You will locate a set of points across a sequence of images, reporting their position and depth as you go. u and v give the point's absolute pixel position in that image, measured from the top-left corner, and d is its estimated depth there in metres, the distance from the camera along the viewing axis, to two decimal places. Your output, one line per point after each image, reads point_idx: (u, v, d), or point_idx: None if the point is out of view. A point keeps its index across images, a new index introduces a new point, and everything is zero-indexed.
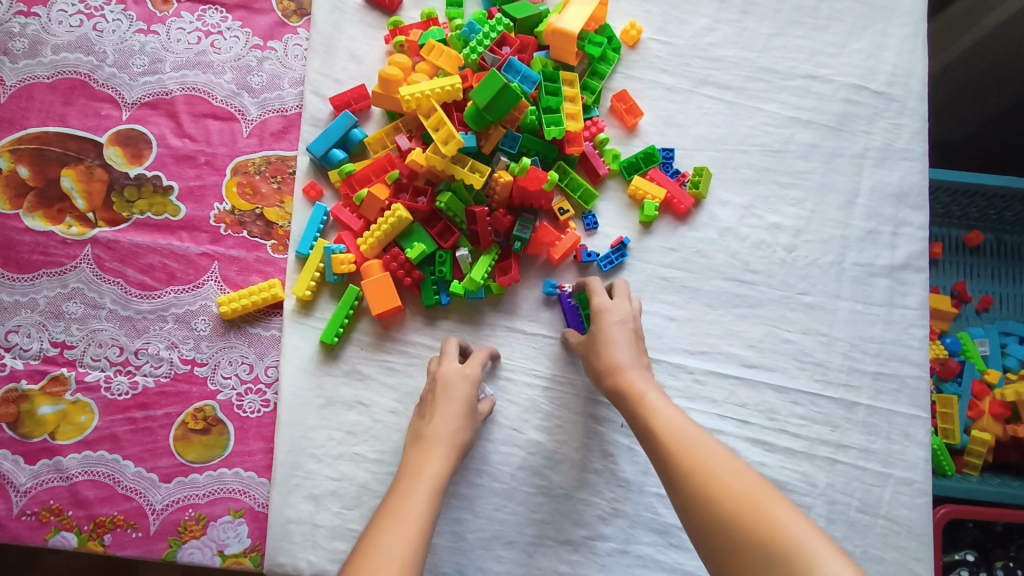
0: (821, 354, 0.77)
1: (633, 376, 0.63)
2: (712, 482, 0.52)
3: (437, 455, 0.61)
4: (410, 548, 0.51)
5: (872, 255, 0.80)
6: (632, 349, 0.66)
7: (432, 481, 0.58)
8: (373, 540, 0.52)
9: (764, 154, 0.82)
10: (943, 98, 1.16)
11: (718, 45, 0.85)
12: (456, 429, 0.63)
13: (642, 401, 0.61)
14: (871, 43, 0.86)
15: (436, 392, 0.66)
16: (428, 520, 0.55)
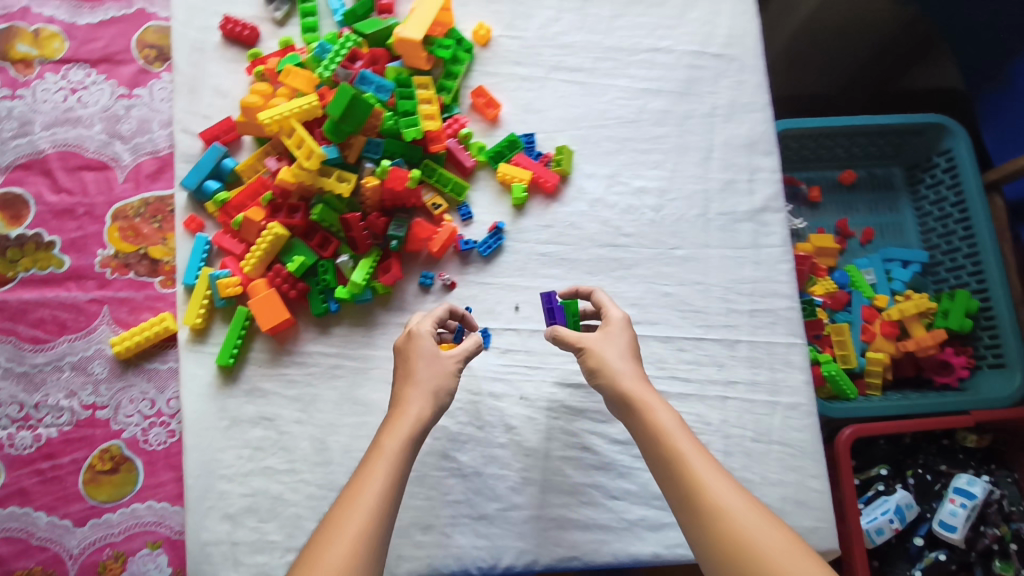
0: (699, 302, 0.81)
1: (646, 391, 0.62)
2: (733, 521, 0.52)
3: (397, 416, 0.60)
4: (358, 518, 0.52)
5: (733, 203, 0.85)
6: (634, 360, 0.66)
7: (391, 443, 0.57)
8: (332, 516, 0.53)
9: (621, 126, 0.86)
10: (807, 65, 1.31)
11: (564, 33, 0.89)
12: (420, 385, 0.62)
13: (658, 422, 0.60)
14: (705, 11, 0.91)
15: (400, 355, 0.65)
16: (385, 483, 0.54)
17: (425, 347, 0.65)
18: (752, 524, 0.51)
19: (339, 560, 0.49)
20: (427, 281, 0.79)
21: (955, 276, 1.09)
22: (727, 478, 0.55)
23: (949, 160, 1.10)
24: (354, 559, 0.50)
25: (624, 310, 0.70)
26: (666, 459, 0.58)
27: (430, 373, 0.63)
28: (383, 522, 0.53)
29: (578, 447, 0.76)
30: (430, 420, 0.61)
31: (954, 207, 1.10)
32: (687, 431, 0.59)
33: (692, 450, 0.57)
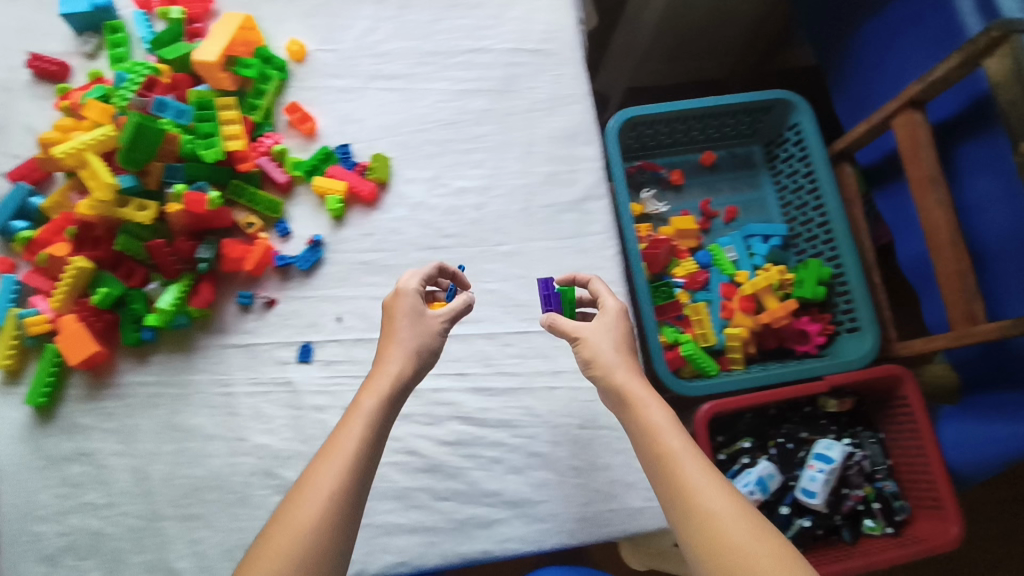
0: (523, 296, 0.82)
1: (638, 388, 0.61)
2: (718, 531, 0.51)
3: (379, 376, 0.61)
4: (335, 474, 0.53)
5: (556, 195, 0.85)
6: (625, 353, 0.65)
7: (368, 402, 0.58)
8: (311, 472, 0.54)
9: (442, 128, 0.86)
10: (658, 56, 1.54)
11: (383, 41, 0.89)
12: (402, 345, 0.63)
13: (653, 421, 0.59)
14: (523, 8, 0.91)
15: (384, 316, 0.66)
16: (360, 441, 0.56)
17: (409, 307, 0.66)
18: (741, 534, 0.50)
19: (314, 515, 0.51)
20: (244, 300, 0.78)
21: (812, 246, 1.12)
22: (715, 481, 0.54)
23: (797, 134, 1.12)
24: (330, 512, 0.52)
25: (620, 301, 0.69)
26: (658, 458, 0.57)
27: (410, 333, 0.64)
28: (359, 476, 0.55)
29: (405, 452, 0.76)
30: (411, 378, 0.62)
31: (804, 179, 1.12)
32: (681, 429, 0.58)
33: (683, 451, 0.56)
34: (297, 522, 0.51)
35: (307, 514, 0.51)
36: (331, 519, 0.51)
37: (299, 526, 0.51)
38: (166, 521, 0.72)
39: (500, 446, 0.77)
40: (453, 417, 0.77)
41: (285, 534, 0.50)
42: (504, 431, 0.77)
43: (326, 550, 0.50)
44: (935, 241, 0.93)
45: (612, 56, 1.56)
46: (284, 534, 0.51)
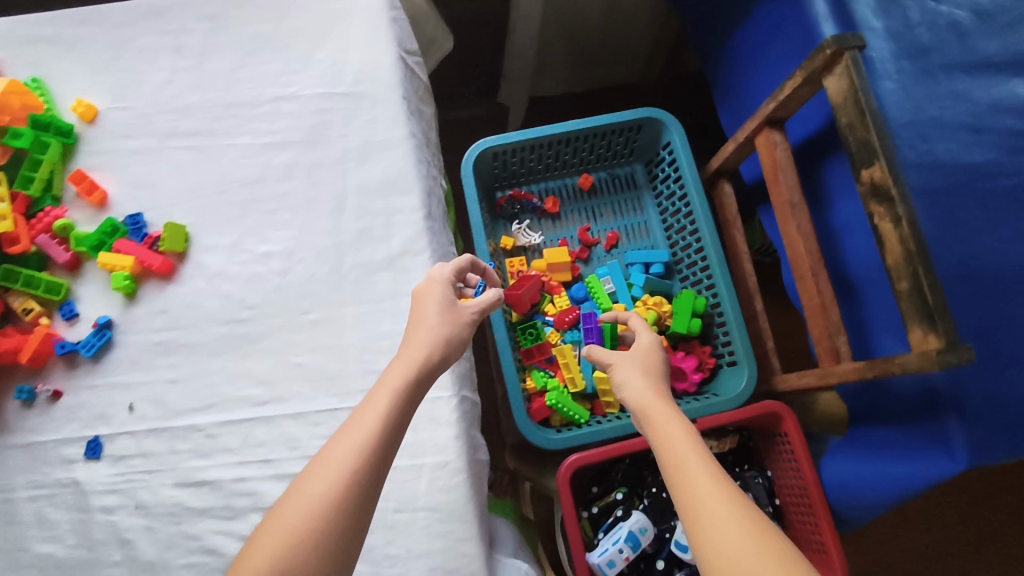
0: (334, 367, 0.75)
1: (660, 400, 0.63)
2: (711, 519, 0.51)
3: (407, 356, 0.62)
4: (353, 447, 0.54)
5: (369, 253, 0.78)
6: (653, 374, 0.69)
7: (391, 381, 0.59)
8: (327, 451, 0.55)
9: (244, 188, 0.80)
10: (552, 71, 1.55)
11: (180, 95, 0.82)
12: (429, 331, 0.65)
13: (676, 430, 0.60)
14: (334, 48, 0.85)
15: (416, 307, 0.69)
16: (383, 418, 0.56)
17: (433, 298, 0.68)
18: (742, 537, 0.49)
19: (324, 490, 0.52)
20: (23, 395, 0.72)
21: (694, 272, 1.05)
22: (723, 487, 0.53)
23: (670, 154, 1.05)
24: (340, 488, 0.52)
25: (654, 333, 0.75)
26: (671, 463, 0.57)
27: (434, 322, 0.66)
28: (380, 452, 0.55)
29: (203, 552, 0.69)
30: (434, 365, 0.63)
31: (680, 202, 1.05)
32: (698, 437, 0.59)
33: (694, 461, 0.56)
34: (306, 498, 0.51)
35: (318, 489, 0.52)
36: (341, 495, 0.52)
37: (308, 503, 0.51)
38: None
39: None
40: (255, 509, 0.70)
41: (291, 512, 0.51)
42: None
43: (334, 527, 0.51)
44: (799, 269, 0.87)
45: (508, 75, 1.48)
46: (291, 512, 0.51)
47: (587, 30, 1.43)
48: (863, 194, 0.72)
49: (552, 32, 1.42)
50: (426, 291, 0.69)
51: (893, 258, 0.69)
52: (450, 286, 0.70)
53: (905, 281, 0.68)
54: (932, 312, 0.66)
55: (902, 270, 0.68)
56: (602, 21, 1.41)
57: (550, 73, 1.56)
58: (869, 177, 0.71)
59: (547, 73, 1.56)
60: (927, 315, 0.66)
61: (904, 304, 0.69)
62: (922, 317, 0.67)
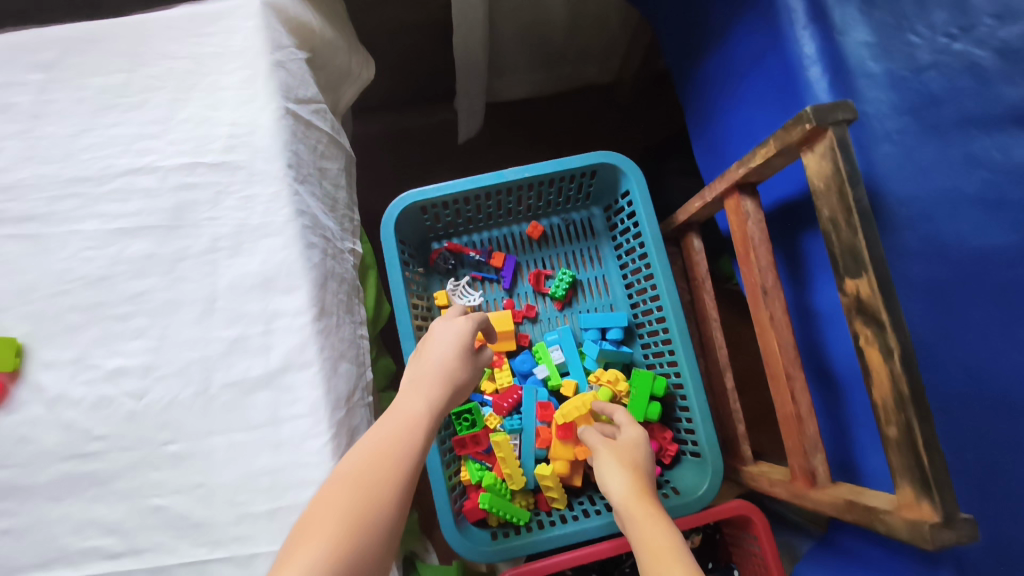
0: (203, 512, 0.62)
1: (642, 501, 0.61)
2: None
3: (441, 371, 0.64)
4: (401, 450, 0.55)
5: (245, 367, 0.65)
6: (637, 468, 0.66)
7: (429, 392, 0.61)
8: (372, 443, 0.55)
9: (88, 287, 0.66)
10: (511, 86, 1.36)
11: (6, 169, 0.68)
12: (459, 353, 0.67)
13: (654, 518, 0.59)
14: (200, 105, 0.70)
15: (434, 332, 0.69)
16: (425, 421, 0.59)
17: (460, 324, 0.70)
18: None
19: (375, 480, 0.52)
20: None
21: (655, 342, 0.91)
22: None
23: (629, 205, 0.91)
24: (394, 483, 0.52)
25: (641, 429, 0.72)
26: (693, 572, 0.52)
27: (456, 344, 0.67)
28: (420, 449, 0.56)
29: None
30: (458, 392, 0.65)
31: (640, 260, 0.91)
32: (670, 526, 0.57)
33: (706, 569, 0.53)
34: (361, 487, 0.51)
35: (375, 487, 0.51)
36: (395, 489, 0.52)
37: (365, 492, 0.51)
38: None
39: None
40: None
41: (345, 497, 0.50)
42: None
43: (380, 526, 0.50)
44: (771, 367, 0.73)
45: (462, 81, 1.23)
46: (344, 506, 0.49)
47: (548, 38, 1.23)
48: (847, 308, 0.59)
49: (509, 41, 1.22)
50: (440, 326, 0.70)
51: (881, 396, 0.57)
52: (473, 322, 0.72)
53: (895, 427, 0.56)
54: (926, 477, 0.53)
55: (892, 414, 0.56)
56: (564, 25, 1.20)
57: (509, 87, 1.36)
58: (854, 289, 0.58)
59: (507, 87, 1.36)
60: (921, 476, 0.54)
61: (892, 454, 0.56)
62: (914, 479, 0.54)
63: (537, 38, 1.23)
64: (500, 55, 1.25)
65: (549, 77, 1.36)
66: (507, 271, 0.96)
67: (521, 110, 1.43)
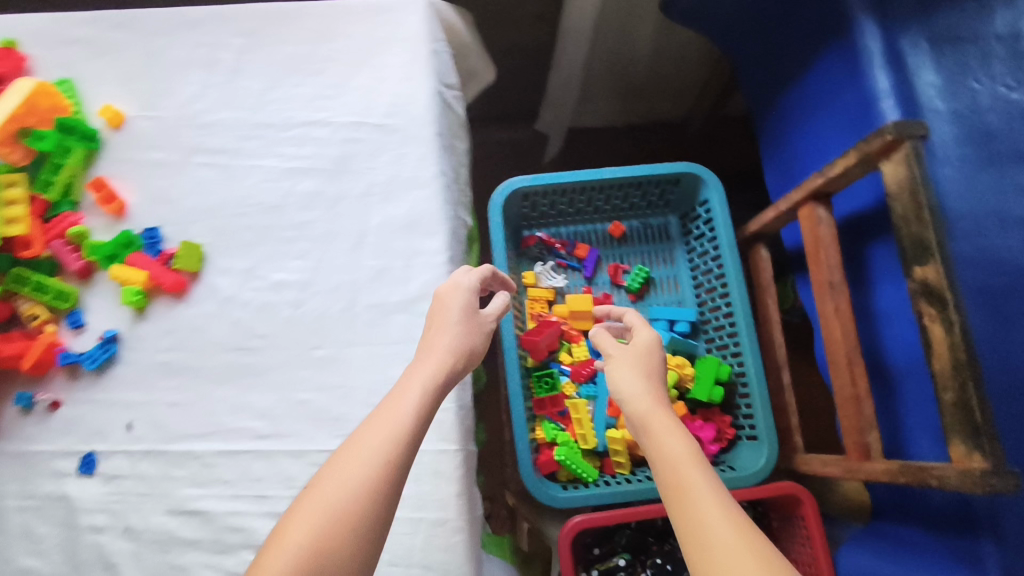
0: (340, 409, 0.72)
1: (663, 417, 0.60)
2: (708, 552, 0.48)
3: (433, 357, 0.64)
4: (379, 450, 0.55)
5: (386, 292, 0.76)
6: (652, 377, 0.66)
7: (420, 378, 0.62)
8: (357, 438, 0.56)
9: (263, 213, 0.78)
10: (590, 108, 1.50)
11: (209, 110, 0.81)
12: (452, 336, 0.67)
13: (676, 446, 0.56)
14: (370, 77, 0.83)
15: (434, 313, 0.69)
16: (412, 411, 0.58)
17: (465, 290, 0.71)
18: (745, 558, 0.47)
19: (352, 477, 0.53)
20: (22, 401, 0.70)
21: (720, 336, 1.01)
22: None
23: (707, 213, 1.02)
24: (372, 477, 0.54)
25: (652, 332, 0.71)
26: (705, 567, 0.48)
27: (454, 328, 0.68)
28: (409, 439, 0.57)
29: None
30: (456, 370, 0.65)
31: (714, 262, 1.02)
32: (702, 459, 0.55)
33: (735, 544, 0.48)
34: (342, 482, 0.53)
35: (338, 494, 0.52)
36: (371, 486, 0.53)
37: (345, 491, 0.52)
38: None
39: None
40: (245, 546, 0.68)
41: (326, 497, 0.52)
42: None
43: (364, 520, 0.52)
44: (834, 354, 0.82)
45: (552, 96, 1.40)
46: (315, 511, 0.51)
47: (633, 71, 1.38)
48: (913, 292, 0.69)
49: (601, 69, 1.36)
50: (449, 293, 0.71)
51: (940, 365, 0.66)
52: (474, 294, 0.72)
53: (952, 392, 0.64)
54: (978, 429, 0.62)
55: (949, 379, 0.65)
56: (649, 58, 1.34)
57: (589, 110, 1.50)
58: (921, 275, 0.68)
59: (587, 110, 1.50)
60: (973, 431, 0.62)
61: (948, 415, 0.65)
62: (967, 433, 0.63)
63: (624, 69, 1.37)
64: (590, 81, 1.40)
65: (626, 107, 1.50)
66: (589, 262, 1.07)
67: (594, 132, 1.57)
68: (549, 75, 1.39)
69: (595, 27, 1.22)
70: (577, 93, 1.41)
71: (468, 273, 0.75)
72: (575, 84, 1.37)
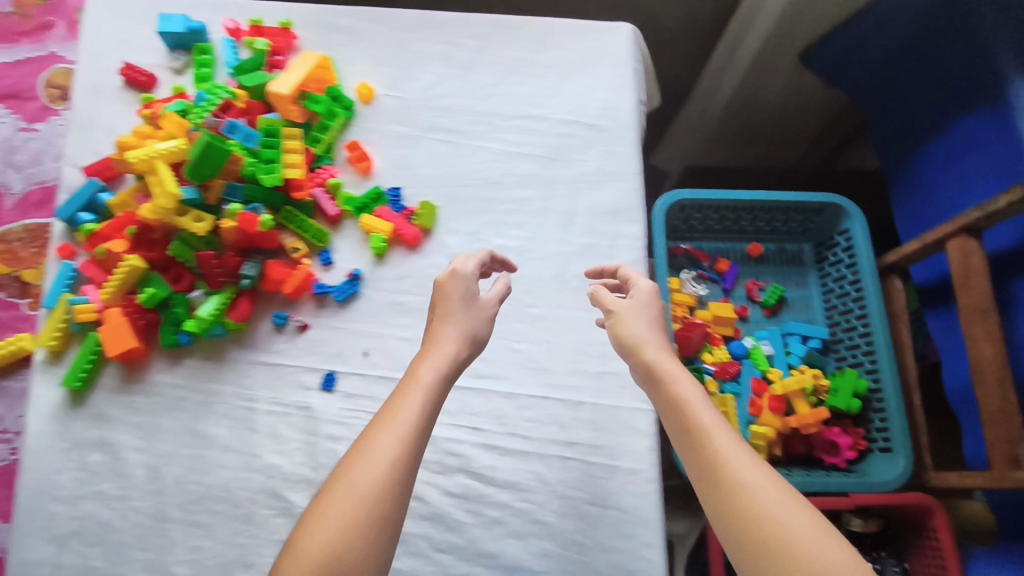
0: (547, 360, 0.82)
1: (674, 372, 0.62)
2: (748, 500, 0.52)
3: (437, 352, 0.63)
4: (391, 454, 0.54)
5: (591, 266, 0.87)
6: (656, 331, 0.67)
7: (427, 372, 0.60)
8: (367, 437, 0.55)
9: (488, 186, 0.89)
10: (711, 146, 1.55)
11: (445, 95, 0.93)
12: (454, 328, 0.65)
13: (687, 409, 0.59)
14: (583, 83, 0.95)
15: (436, 305, 0.68)
16: (419, 413, 0.57)
17: (468, 275, 0.70)
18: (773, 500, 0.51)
19: (366, 484, 0.52)
20: (279, 320, 0.81)
21: (853, 354, 1.09)
22: (825, 531, 0.50)
23: (847, 240, 1.10)
24: (386, 482, 0.52)
25: (651, 281, 0.72)
26: (732, 520, 0.52)
27: (455, 322, 0.66)
28: (418, 440, 0.56)
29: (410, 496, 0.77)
30: (462, 361, 0.64)
31: (851, 286, 1.10)
32: (710, 404, 0.59)
33: (749, 475, 0.53)
34: (354, 489, 0.51)
35: (356, 498, 0.51)
36: (383, 489, 0.52)
37: (357, 495, 0.51)
38: (172, 524, 0.74)
39: (505, 508, 0.76)
40: (462, 470, 0.78)
41: (340, 503, 0.51)
42: (509, 493, 0.77)
43: (383, 528, 0.51)
44: (980, 373, 0.90)
45: (685, 122, 1.53)
46: (331, 516, 0.50)
47: (767, 115, 1.46)
48: None
49: (742, 109, 1.44)
50: (452, 279, 0.70)
51: None
52: (472, 280, 0.70)
53: None
54: None
55: None
56: (783, 104, 1.43)
57: (709, 148, 1.56)
58: None
59: (707, 147, 1.56)
60: None
61: None
62: None
63: (760, 112, 1.45)
64: (727, 119, 1.46)
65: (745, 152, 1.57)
66: (728, 276, 1.17)
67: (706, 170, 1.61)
68: (687, 105, 1.52)
69: (753, 63, 1.31)
70: (711, 124, 1.48)
71: (467, 260, 0.73)
72: (715, 111, 1.45)
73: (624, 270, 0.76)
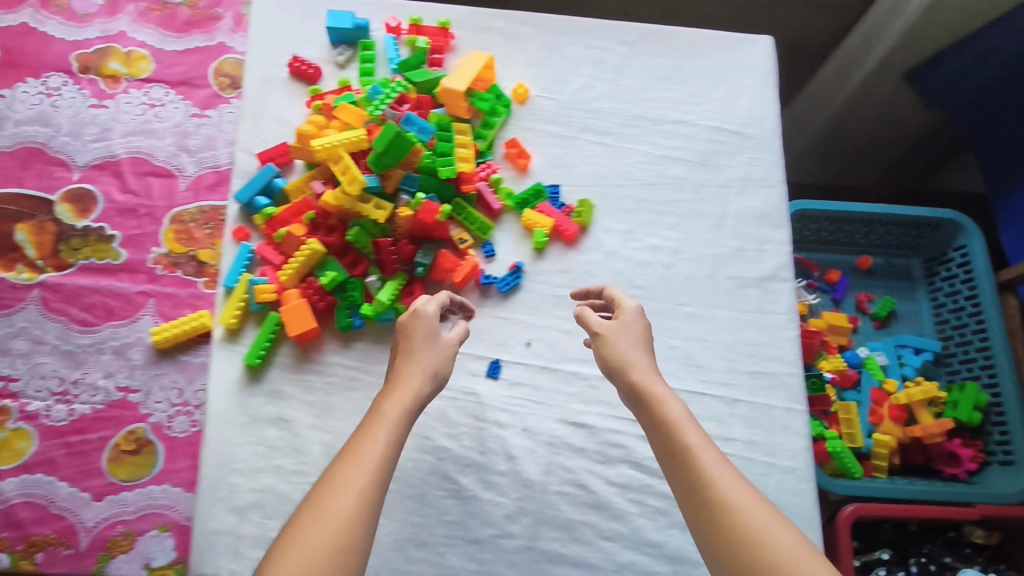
0: (703, 357, 0.84)
1: (657, 397, 0.63)
2: (740, 524, 0.53)
3: (402, 386, 0.63)
4: (356, 488, 0.54)
5: (742, 269, 0.89)
6: (644, 354, 0.68)
7: (389, 406, 0.61)
8: (330, 472, 0.56)
9: (641, 187, 0.92)
10: (797, 157, 1.49)
11: (596, 99, 0.96)
12: (420, 364, 0.65)
13: (671, 436, 0.60)
14: (728, 92, 0.98)
15: (401, 337, 0.68)
16: (382, 449, 0.57)
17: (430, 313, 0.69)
18: (761, 520, 0.53)
19: (332, 522, 0.52)
20: None
21: (969, 367, 1.10)
22: (811, 553, 0.52)
23: (964, 256, 1.12)
24: (350, 519, 0.52)
25: (636, 301, 0.73)
26: (715, 539, 0.54)
27: (422, 356, 0.66)
28: (382, 476, 0.56)
29: (574, 484, 0.79)
30: (426, 395, 0.65)
31: (968, 300, 1.11)
32: (696, 425, 0.61)
33: (741, 499, 0.55)
34: (324, 524, 0.51)
35: (326, 534, 0.51)
36: (346, 525, 0.52)
37: (322, 531, 0.51)
38: None
39: (668, 499, 0.79)
40: (624, 461, 0.80)
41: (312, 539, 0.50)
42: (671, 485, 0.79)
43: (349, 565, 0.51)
44: None
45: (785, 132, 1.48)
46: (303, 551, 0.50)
47: (864, 136, 1.39)
48: None
49: (842, 125, 1.37)
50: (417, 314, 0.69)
51: None
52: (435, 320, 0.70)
53: None
54: None
55: None
56: (880, 125, 1.36)
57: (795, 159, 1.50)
58: None
59: (794, 158, 1.50)
60: None
61: None
62: None
63: (857, 131, 1.38)
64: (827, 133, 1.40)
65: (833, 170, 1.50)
66: (841, 287, 1.19)
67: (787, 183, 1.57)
68: (789, 111, 1.46)
69: (864, 82, 1.25)
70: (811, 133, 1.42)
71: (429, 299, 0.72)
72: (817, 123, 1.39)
73: (608, 289, 0.77)
